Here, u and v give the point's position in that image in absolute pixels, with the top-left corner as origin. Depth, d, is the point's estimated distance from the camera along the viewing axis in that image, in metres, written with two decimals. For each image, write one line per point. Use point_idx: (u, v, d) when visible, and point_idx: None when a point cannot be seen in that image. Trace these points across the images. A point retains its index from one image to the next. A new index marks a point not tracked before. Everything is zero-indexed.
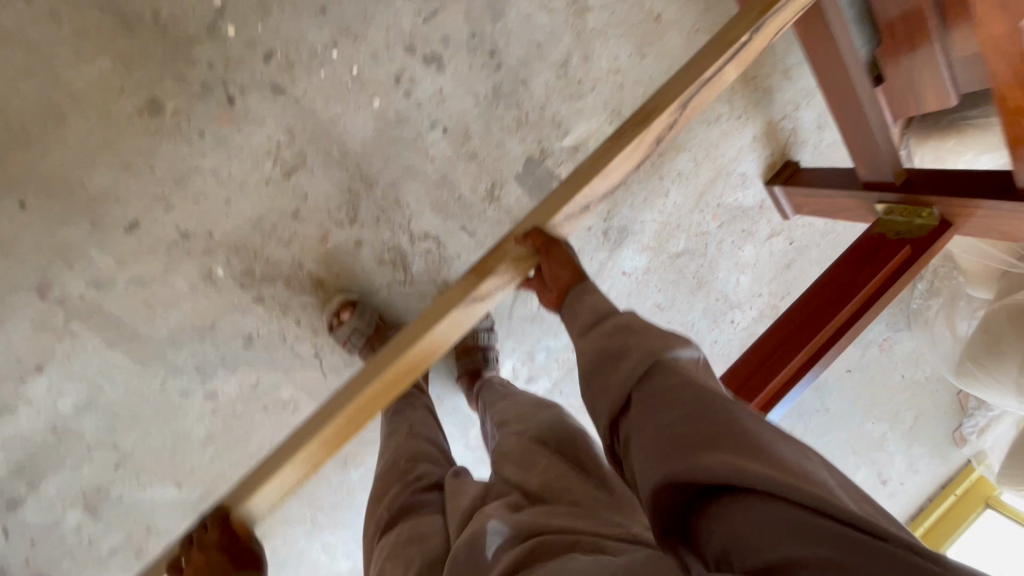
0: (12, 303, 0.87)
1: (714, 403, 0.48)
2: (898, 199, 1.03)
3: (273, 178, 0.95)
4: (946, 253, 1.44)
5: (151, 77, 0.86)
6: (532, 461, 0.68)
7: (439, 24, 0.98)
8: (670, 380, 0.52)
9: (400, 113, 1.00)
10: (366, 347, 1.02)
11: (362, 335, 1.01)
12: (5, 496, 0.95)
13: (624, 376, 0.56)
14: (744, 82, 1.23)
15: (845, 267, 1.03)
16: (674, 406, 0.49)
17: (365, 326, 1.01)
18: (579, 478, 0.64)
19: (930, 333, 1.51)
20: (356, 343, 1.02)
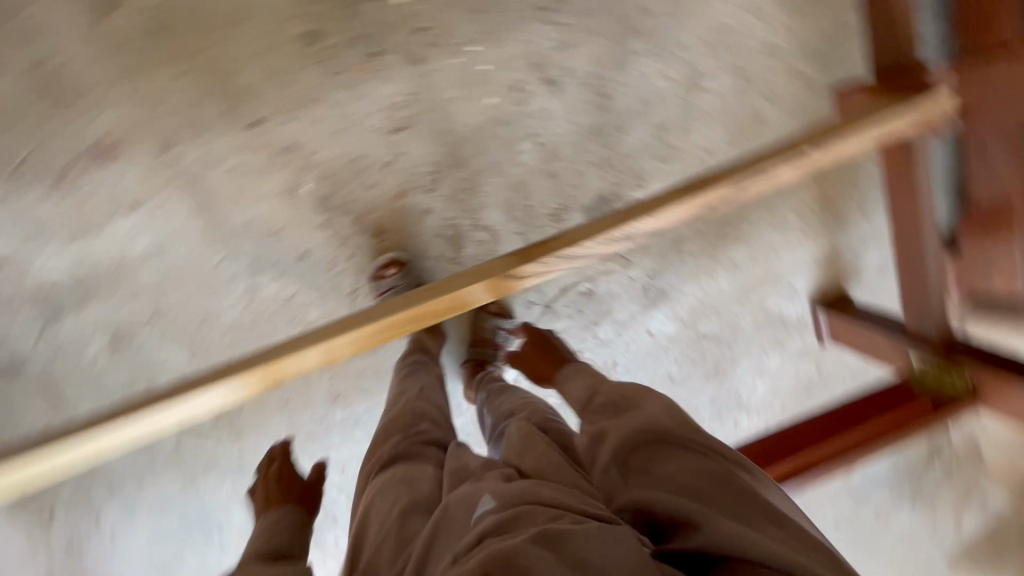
0: (137, 148, 1.01)
1: (706, 469, 0.59)
2: (933, 357, 1.04)
3: (381, 128, 1.07)
4: (971, 441, 1.40)
5: (323, 14, 1.00)
6: (530, 445, 0.72)
7: (568, 55, 1.09)
8: (664, 442, 0.62)
9: (507, 116, 1.11)
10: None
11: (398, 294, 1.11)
12: (54, 304, 1.06)
13: (618, 436, 0.65)
14: (823, 204, 1.28)
15: (864, 404, 1.13)
16: (671, 469, 0.59)
17: (404, 287, 1.11)
18: (571, 466, 0.68)
19: (931, 515, 1.45)
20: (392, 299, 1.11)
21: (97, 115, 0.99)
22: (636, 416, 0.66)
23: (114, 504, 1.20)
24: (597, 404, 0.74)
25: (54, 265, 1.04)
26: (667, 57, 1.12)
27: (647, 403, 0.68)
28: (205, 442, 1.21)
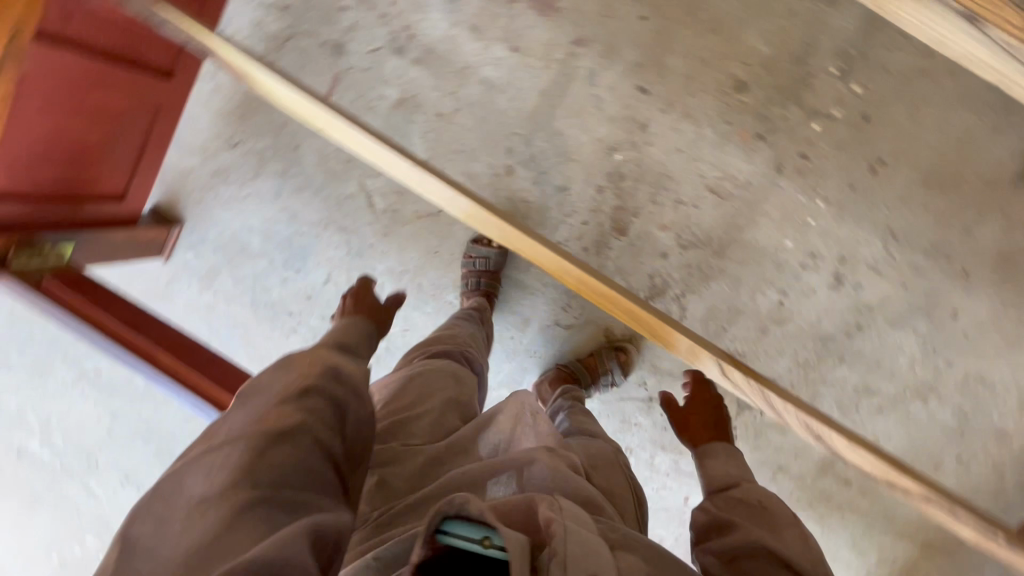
0: (563, 22, 1.13)
1: None
2: None
3: (704, 180, 1.16)
4: None
5: (763, 82, 1.10)
6: (609, 466, 0.84)
7: (869, 279, 1.14)
8: (797, 557, 0.62)
9: (785, 265, 1.17)
10: (476, 272, 1.23)
11: (484, 263, 1.23)
12: (402, 44, 1.19)
13: (746, 531, 0.65)
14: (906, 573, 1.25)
15: None
16: None
17: (493, 261, 1.23)
18: (630, 505, 0.79)
19: None
20: (474, 263, 1.24)
21: None
22: (767, 531, 0.65)
23: (268, 182, 1.30)
24: (733, 497, 0.72)
25: (432, 24, 1.17)
26: (926, 355, 1.16)
27: (784, 531, 0.65)
28: (358, 215, 1.29)
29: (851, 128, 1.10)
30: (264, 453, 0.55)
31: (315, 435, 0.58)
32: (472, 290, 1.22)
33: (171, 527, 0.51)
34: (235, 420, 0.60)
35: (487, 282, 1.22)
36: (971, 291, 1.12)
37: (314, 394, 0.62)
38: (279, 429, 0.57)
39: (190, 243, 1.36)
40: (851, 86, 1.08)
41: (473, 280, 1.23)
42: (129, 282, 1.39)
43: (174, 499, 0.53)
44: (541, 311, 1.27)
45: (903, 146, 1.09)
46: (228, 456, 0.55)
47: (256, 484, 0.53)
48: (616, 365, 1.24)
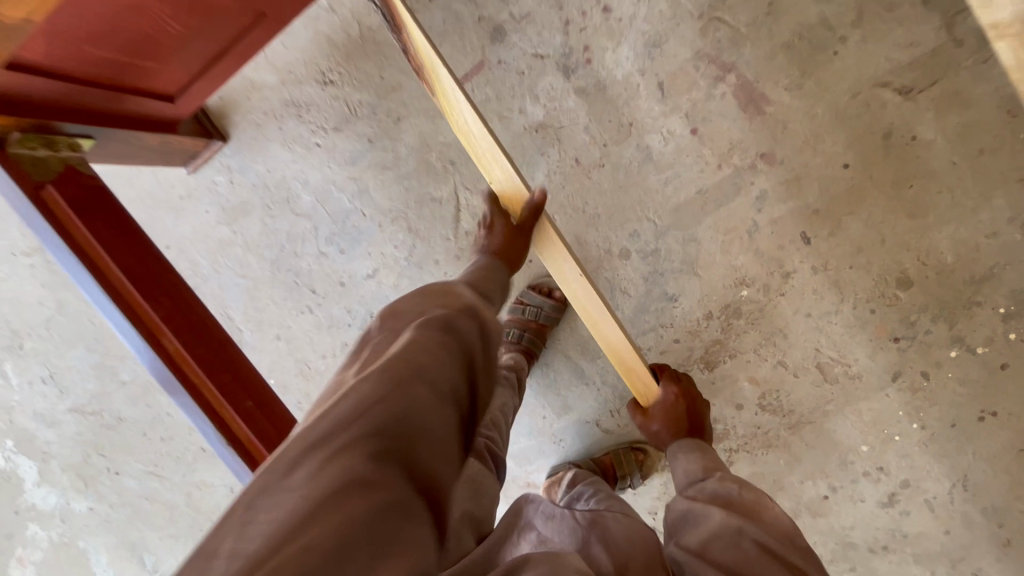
0: (757, 131, 0.97)
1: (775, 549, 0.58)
2: None
3: (818, 355, 1.04)
4: None
5: (927, 289, 0.99)
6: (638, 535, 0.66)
7: (919, 511, 1.10)
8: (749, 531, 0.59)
9: (848, 467, 1.09)
10: (522, 321, 1.08)
11: (534, 314, 1.08)
12: (573, 67, 1.00)
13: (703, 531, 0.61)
14: None
15: None
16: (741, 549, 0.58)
17: (544, 314, 1.08)
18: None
19: None
20: (525, 312, 1.09)
21: (784, 87, 0.96)
22: (748, 520, 0.61)
23: (349, 142, 1.08)
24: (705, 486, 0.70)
25: (616, 63, 0.99)
26: None
27: (765, 516, 0.62)
28: (436, 223, 1.09)
29: (983, 369, 1.01)
30: (410, 404, 0.45)
31: (447, 380, 0.49)
32: (509, 342, 1.07)
33: (296, 479, 0.40)
34: (367, 362, 0.50)
35: (530, 335, 1.07)
36: (1009, 566, 1.08)
37: (455, 331, 0.55)
38: (418, 371, 0.47)
39: (227, 166, 1.12)
40: (1003, 331, 0.99)
41: (515, 330, 1.07)
42: (142, 176, 1.15)
43: (303, 450, 0.41)
44: (587, 405, 1.14)
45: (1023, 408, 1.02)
46: (366, 403, 0.44)
47: (386, 445, 0.43)
48: (635, 479, 1.11)
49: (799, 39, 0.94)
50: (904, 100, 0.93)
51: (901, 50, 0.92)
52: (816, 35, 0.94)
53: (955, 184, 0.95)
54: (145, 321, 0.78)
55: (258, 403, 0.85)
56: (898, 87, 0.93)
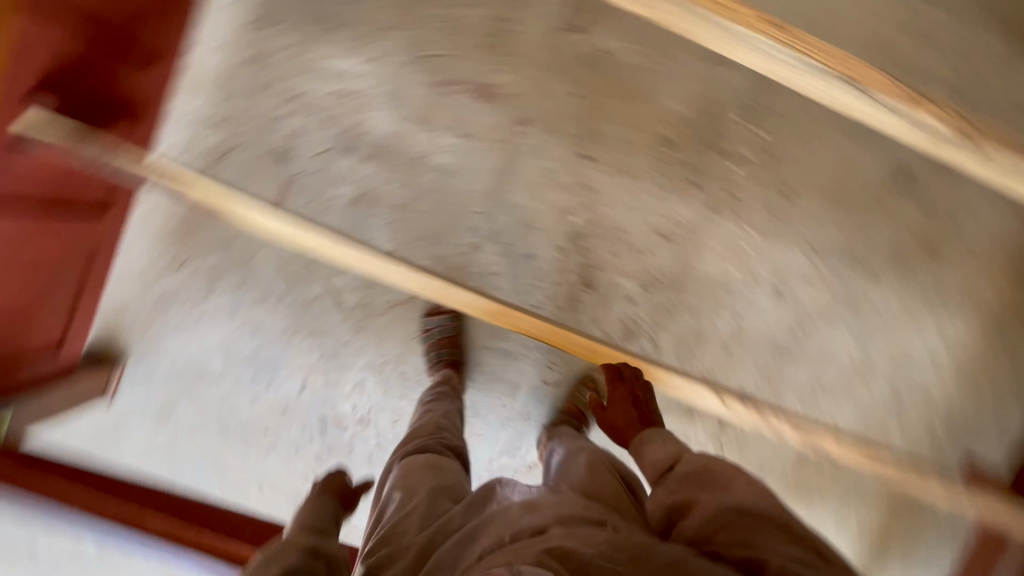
0: (504, 110, 1.23)
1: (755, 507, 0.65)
2: None
3: (654, 228, 1.28)
4: None
5: (686, 140, 1.25)
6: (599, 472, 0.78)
7: (802, 287, 1.33)
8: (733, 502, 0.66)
9: (733, 289, 1.32)
10: (436, 343, 1.25)
11: (441, 331, 1.25)
12: (352, 144, 1.22)
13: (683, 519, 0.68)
14: (884, 538, 1.41)
15: None
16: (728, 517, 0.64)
17: (449, 327, 1.25)
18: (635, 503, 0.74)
19: None
20: (434, 334, 1.26)
21: (501, 71, 1.22)
22: (723, 492, 0.69)
23: (224, 299, 1.23)
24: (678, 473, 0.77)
25: (380, 124, 1.22)
26: (861, 344, 1.35)
27: (736, 485, 0.70)
28: (328, 315, 1.25)
29: (762, 167, 1.28)
30: None
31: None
32: (435, 363, 1.23)
33: None
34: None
35: (447, 349, 1.24)
36: (882, 283, 1.32)
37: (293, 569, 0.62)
38: None
39: (137, 379, 1.24)
40: (753, 135, 1.26)
41: (434, 352, 1.24)
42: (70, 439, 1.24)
43: None
44: (529, 374, 1.31)
45: (807, 175, 1.28)
46: None
47: None
48: (597, 403, 1.29)
49: (488, 33, 1.21)
50: (581, 32, 1.22)
51: (556, 3, 1.21)
52: (496, 25, 1.21)
53: (651, 64, 1.23)
54: (130, 519, 1.12)
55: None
56: (571, 28, 1.21)
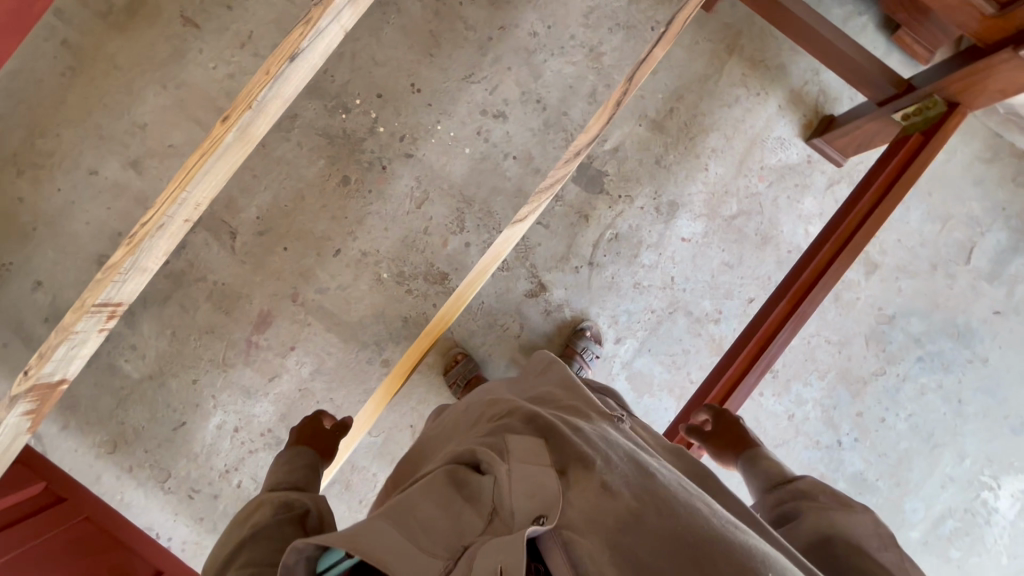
0: (281, 308, 1.46)
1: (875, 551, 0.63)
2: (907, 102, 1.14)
3: (411, 209, 1.47)
4: None
5: (344, 164, 1.46)
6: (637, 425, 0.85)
7: (500, 92, 1.47)
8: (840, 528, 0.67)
9: (484, 152, 1.47)
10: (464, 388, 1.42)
11: (463, 375, 1.43)
12: (275, 437, 1.47)
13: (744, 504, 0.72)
14: (755, 67, 1.48)
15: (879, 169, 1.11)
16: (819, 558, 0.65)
17: (467, 368, 1.44)
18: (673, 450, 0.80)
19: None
20: (460, 384, 1.44)
21: (249, 302, 1.46)
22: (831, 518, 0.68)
23: None
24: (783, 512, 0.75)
25: (265, 410, 1.47)
26: (565, 51, 1.46)
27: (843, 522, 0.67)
28: None
29: (385, 104, 1.46)
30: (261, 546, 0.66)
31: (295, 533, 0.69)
32: None
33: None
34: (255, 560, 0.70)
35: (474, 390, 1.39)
36: (515, 20, 1.47)
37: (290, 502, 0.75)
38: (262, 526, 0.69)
39: None
40: (356, 105, 1.46)
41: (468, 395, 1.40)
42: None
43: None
44: (505, 348, 1.49)
45: (404, 69, 1.46)
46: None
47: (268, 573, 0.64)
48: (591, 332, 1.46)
49: (217, 302, 1.46)
50: (234, 225, 1.45)
51: (206, 242, 1.44)
52: (212, 293, 1.45)
53: (276, 178, 1.45)
54: None
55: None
56: (229, 236, 1.45)
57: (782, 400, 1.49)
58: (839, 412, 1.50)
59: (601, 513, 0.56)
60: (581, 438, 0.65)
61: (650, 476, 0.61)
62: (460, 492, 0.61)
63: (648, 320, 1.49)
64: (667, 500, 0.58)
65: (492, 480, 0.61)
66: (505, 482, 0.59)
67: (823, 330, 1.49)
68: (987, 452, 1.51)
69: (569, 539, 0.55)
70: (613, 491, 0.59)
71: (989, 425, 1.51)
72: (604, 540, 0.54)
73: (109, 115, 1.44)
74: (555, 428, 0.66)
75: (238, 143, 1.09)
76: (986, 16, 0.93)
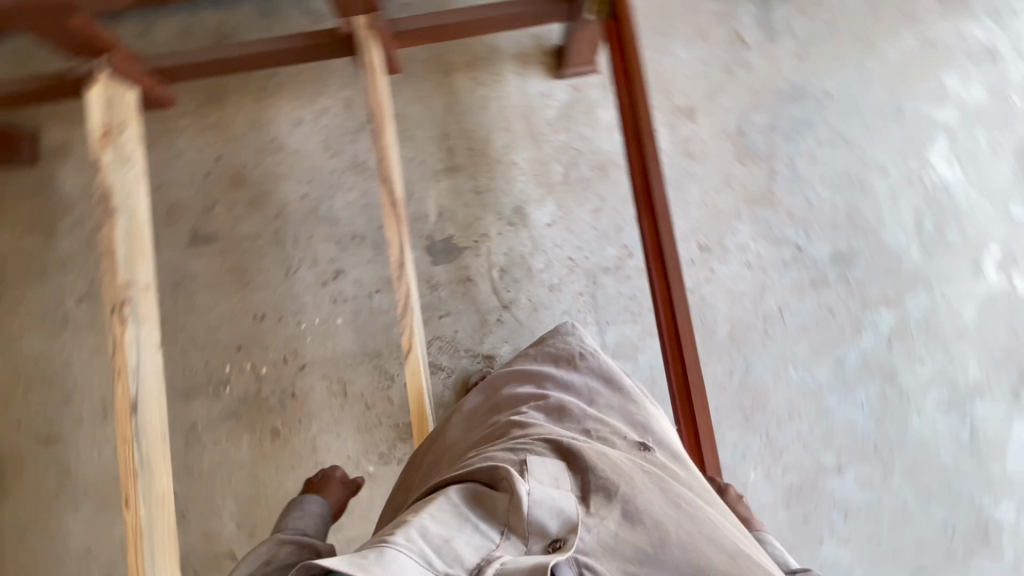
0: None
1: None
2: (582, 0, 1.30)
3: (343, 402, 1.46)
4: None
5: (262, 420, 1.45)
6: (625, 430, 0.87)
7: (322, 258, 1.50)
8: None
9: (354, 308, 1.49)
10: None
11: None
12: None
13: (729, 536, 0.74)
14: (475, 68, 1.59)
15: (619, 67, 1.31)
16: None
17: None
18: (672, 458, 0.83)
19: None
20: None
21: None
22: None
23: None
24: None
25: None
26: (338, 186, 1.53)
27: None
28: None
29: (249, 349, 1.47)
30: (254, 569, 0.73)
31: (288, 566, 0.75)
32: None
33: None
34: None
35: None
36: (283, 201, 1.52)
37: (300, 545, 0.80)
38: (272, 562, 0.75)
39: None
40: (229, 372, 1.46)
41: None
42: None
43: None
44: None
45: (237, 311, 1.48)
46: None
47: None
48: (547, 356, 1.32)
49: None
50: (226, 548, 1.41)
51: None
52: None
53: (223, 483, 1.43)
54: None
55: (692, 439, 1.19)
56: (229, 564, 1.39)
57: (729, 260, 1.54)
58: (774, 226, 1.56)
59: (619, 543, 0.62)
60: (606, 466, 0.71)
61: (675, 514, 0.66)
62: (469, 511, 0.64)
63: (585, 301, 1.51)
64: (666, 521, 0.65)
65: (506, 499, 0.64)
66: (528, 499, 0.64)
67: (704, 184, 1.57)
68: (893, 151, 1.60)
69: (587, 555, 0.60)
70: (634, 524, 0.64)
71: (874, 130, 1.61)
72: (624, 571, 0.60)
73: (52, 569, 1.39)
74: (579, 454, 0.72)
75: (156, 510, 1.07)
76: None
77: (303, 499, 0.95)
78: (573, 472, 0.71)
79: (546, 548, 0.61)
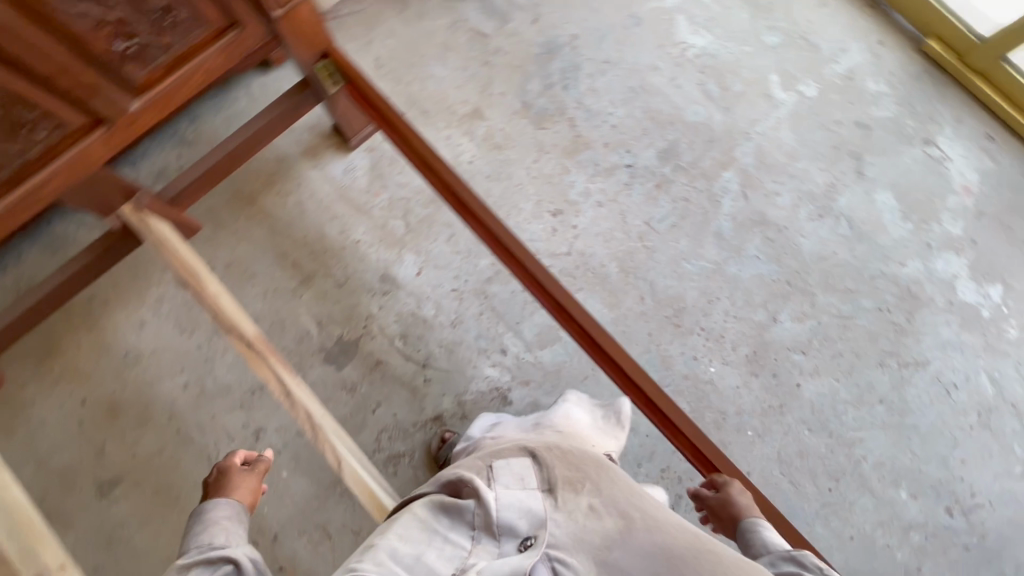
0: None
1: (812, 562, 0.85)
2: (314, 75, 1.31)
3: (330, 544, 1.39)
4: None
5: None
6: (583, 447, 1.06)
7: (235, 428, 1.45)
8: None
9: (291, 453, 1.44)
10: None
11: None
12: None
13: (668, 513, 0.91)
14: (276, 183, 1.62)
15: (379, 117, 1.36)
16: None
17: None
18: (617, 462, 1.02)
19: None
20: None
21: None
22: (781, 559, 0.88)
23: None
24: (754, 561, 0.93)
25: None
26: (214, 355, 1.50)
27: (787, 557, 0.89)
28: None
29: None
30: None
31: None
32: None
33: None
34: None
35: None
36: (169, 400, 1.46)
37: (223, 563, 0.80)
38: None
39: None
40: None
41: None
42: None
43: None
44: None
45: (181, 527, 1.39)
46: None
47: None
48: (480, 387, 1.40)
49: None
50: None
51: None
52: None
53: None
54: None
55: (620, 370, 1.27)
56: None
57: (583, 209, 1.63)
58: (600, 160, 1.67)
59: (583, 534, 0.76)
60: (568, 465, 0.87)
61: (633, 503, 0.83)
62: (441, 523, 0.78)
63: (488, 316, 1.55)
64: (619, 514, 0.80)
65: (472, 509, 0.78)
66: (495, 504, 0.78)
67: (525, 162, 1.66)
68: (652, 49, 1.77)
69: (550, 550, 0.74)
70: (597, 515, 0.79)
71: (628, 41, 1.77)
72: (585, 553, 0.74)
73: None
74: (545, 461, 0.88)
75: None
76: (252, 31, 1.12)
77: (243, 573, 0.80)
78: (540, 472, 0.86)
79: (517, 549, 0.74)
